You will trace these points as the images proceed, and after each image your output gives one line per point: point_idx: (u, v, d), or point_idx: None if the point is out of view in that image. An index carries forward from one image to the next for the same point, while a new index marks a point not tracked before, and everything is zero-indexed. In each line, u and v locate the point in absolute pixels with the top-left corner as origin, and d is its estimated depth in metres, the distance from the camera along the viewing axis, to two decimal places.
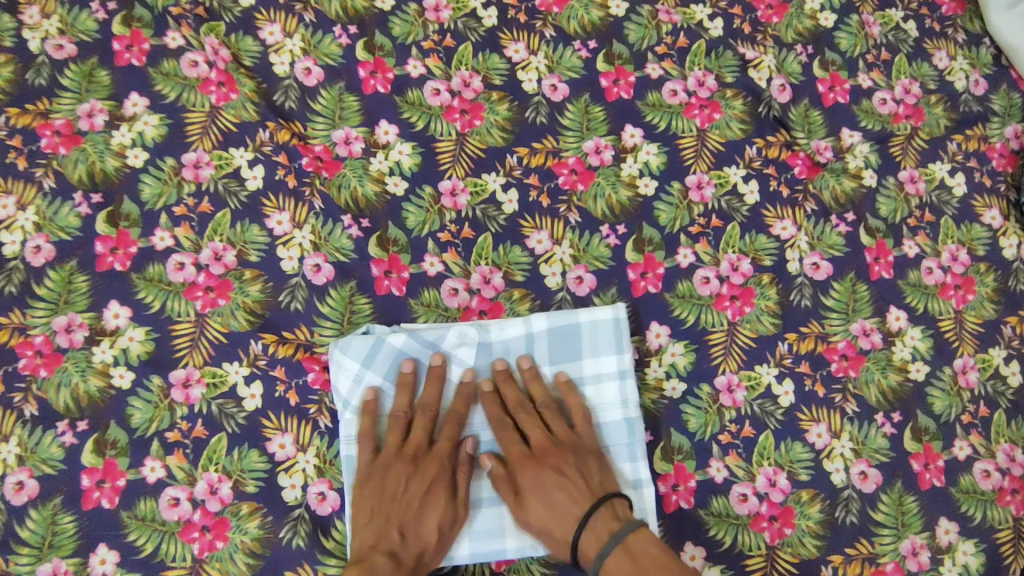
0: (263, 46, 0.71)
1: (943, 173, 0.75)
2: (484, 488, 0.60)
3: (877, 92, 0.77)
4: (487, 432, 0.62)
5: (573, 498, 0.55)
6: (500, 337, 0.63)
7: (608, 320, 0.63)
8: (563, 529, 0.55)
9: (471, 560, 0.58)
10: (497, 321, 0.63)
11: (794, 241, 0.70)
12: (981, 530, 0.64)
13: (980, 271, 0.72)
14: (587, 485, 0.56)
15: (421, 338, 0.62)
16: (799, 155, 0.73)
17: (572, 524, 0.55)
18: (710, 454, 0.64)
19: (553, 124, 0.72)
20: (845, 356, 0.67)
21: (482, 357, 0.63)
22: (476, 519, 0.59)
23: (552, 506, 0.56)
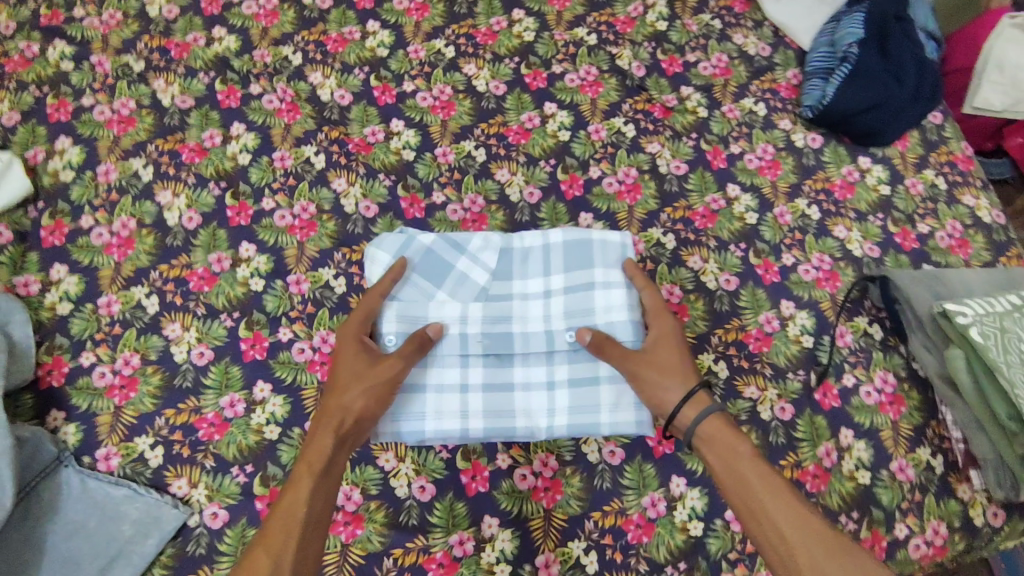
0: (310, 86, 1.12)
1: (750, 104, 1.17)
2: (498, 378, 0.91)
3: (700, 63, 1.20)
4: (501, 326, 0.93)
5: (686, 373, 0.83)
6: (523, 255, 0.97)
7: (617, 243, 0.96)
8: (673, 389, 0.82)
9: (484, 431, 0.88)
10: (517, 236, 0.98)
11: (661, 153, 1.12)
12: (810, 304, 1.02)
13: (783, 157, 1.13)
14: (682, 372, 0.84)
15: (453, 247, 0.96)
16: (655, 105, 1.16)
17: (684, 388, 0.82)
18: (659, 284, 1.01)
19: (500, 108, 1.13)
20: (704, 216, 1.07)
21: (501, 267, 0.97)
22: (491, 400, 0.90)
23: (668, 366, 0.84)
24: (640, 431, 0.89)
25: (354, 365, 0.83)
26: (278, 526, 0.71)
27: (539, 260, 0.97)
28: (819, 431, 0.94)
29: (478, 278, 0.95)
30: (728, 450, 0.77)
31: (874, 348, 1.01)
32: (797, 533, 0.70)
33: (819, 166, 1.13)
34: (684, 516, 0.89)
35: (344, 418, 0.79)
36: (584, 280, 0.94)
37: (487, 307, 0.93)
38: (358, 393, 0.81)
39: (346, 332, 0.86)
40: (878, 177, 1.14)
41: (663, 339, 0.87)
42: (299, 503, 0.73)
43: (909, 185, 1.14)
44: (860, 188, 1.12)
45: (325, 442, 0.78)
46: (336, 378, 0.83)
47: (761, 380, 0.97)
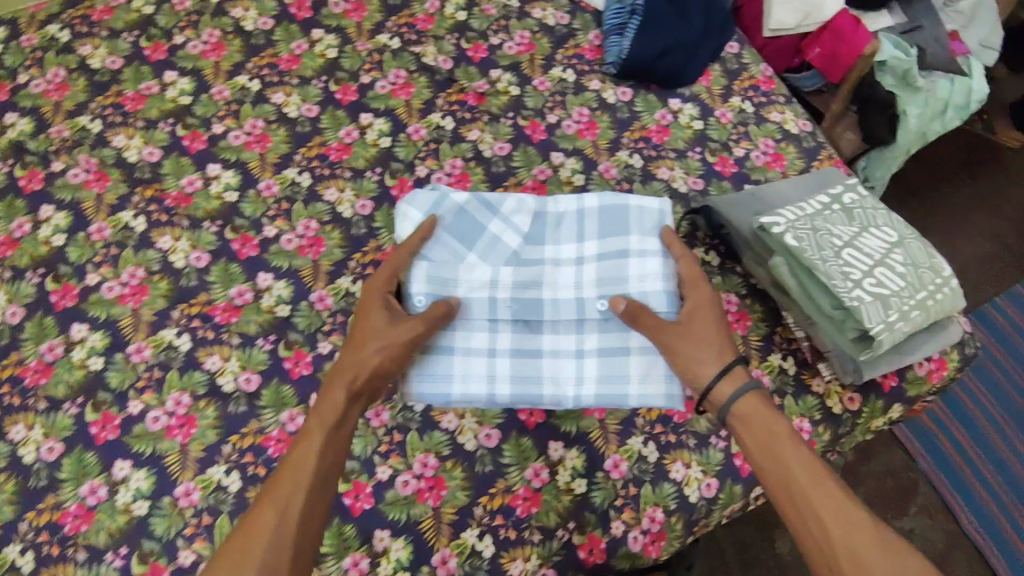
0: (116, 151, 1.09)
1: (560, 73, 1.22)
2: (525, 344, 0.93)
3: (504, 44, 1.24)
4: (530, 292, 0.93)
5: (722, 349, 0.84)
6: (557, 223, 0.97)
7: (655, 208, 0.95)
8: (706, 360, 0.84)
9: (508, 397, 0.91)
10: (552, 200, 0.99)
11: (482, 139, 1.14)
12: None
13: (598, 116, 1.19)
14: (719, 350, 0.85)
15: (485, 208, 0.96)
16: (468, 93, 1.18)
17: (719, 362, 0.84)
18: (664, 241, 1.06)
19: (316, 130, 1.13)
20: (534, 188, 1.11)
21: (534, 233, 0.97)
22: (518, 367, 0.91)
23: (705, 341, 0.85)
24: (671, 404, 0.89)
25: (373, 323, 0.83)
26: (282, 483, 0.74)
27: (572, 228, 0.97)
28: None
29: (509, 242, 0.95)
30: (766, 429, 0.81)
31: (713, 275, 1.06)
32: (830, 513, 0.73)
33: (633, 117, 1.19)
34: (567, 477, 0.92)
35: (360, 373, 0.81)
36: (620, 247, 0.93)
37: (518, 271, 0.93)
38: (372, 354, 0.81)
39: (372, 284, 0.86)
40: (690, 114, 1.20)
41: (700, 309, 0.87)
42: (309, 458, 0.76)
43: (719, 115, 1.21)
44: (675, 129, 1.19)
45: (339, 399, 0.79)
46: (359, 329, 0.83)
47: None
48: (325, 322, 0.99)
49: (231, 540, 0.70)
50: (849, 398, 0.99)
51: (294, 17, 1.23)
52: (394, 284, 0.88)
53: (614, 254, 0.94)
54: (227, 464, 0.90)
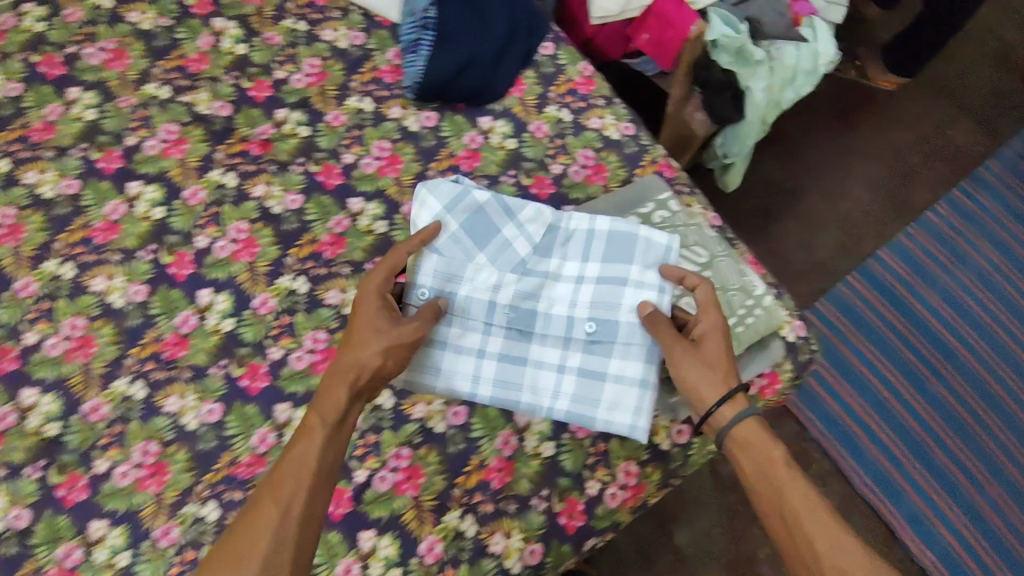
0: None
1: (356, 103, 1.10)
2: (515, 350, 0.95)
3: (291, 77, 1.11)
4: (529, 302, 0.96)
5: (730, 374, 0.85)
6: (568, 240, 0.98)
7: (662, 244, 0.95)
8: (714, 382, 0.84)
9: (489, 397, 0.93)
10: (567, 215, 0.98)
11: (270, 194, 1.03)
12: None
13: (401, 148, 1.08)
14: (727, 373, 0.85)
15: (504, 211, 0.97)
16: (251, 141, 1.06)
17: (725, 386, 0.84)
18: None
19: (78, 210, 1.01)
20: (330, 243, 1.01)
21: (544, 243, 0.98)
22: (504, 369, 0.94)
23: (712, 361, 0.85)
24: (633, 433, 0.90)
25: (376, 321, 0.84)
26: (281, 486, 0.75)
27: (581, 245, 0.98)
28: (493, 423, 0.93)
29: (518, 247, 0.97)
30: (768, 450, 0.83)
31: None
32: (816, 527, 0.78)
33: (440, 144, 1.09)
34: (379, 570, 0.85)
35: (361, 372, 0.81)
36: (618, 274, 0.95)
37: (521, 282, 0.96)
38: (373, 355, 0.82)
39: (368, 280, 0.87)
40: (502, 133, 1.11)
41: (713, 333, 0.86)
42: (305, 461, 0.77)
43: (534, 130, 1.12)
44: (486, 151, 1.09)
45: (341, 396, 0.81)
46: (354, 328, 0.84)
47: (425, 395, 0.94)
48: (102, 434, 0.90)
49: (231, 542, 0.73)
50: (676, 431, 0.94)
51: (45, 76, 1.09)
52: (391, 283, 0.88)
53: (612, 279, 0.96)
54: None
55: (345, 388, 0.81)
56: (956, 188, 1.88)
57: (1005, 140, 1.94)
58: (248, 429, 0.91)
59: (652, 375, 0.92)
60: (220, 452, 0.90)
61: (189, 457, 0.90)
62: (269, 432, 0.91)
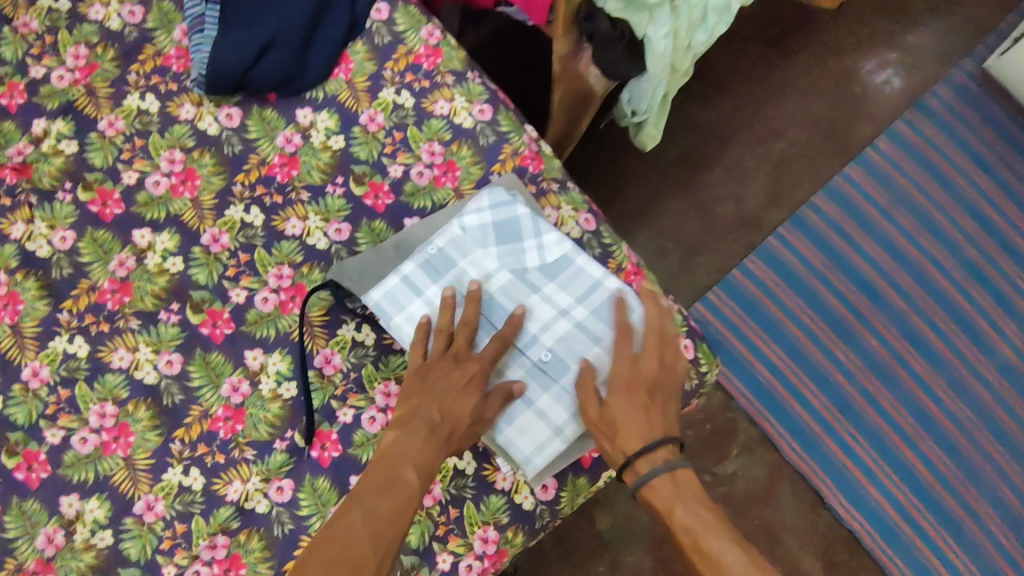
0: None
1: (136, 103, 0.90)
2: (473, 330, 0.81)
3: (52, 74, 0.91)
4: (507, 300, 0.81)
5: (636, 429, 0.71)
6: (571, 275, 0.82)
7: None
8: (618, 444, 0.72)
9: None
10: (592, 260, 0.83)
11: (32, 232, 0.85)
12: (281, 339, 0.83)
13: (197, 158, 0.88)
14: (629, 430, 0.72)
15: (538, 226, 0.83)
16: (6, 167, 0.87)
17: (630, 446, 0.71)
18: (365, 320, 0.84)
19: None
20: (114, 290, 0.83)
21: (558, 265, 0.83)
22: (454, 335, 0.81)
23: (616, 424, 0.72)
24: (527, 466, 0.77)
25: (468, 395, 0.72)
26: (377, 542, 0.63)
27: (585, 285, 0.82)
28: (323, 497, 0.78)
29: (527, 254, 0.83)
30: (694, 510, 0.69)
31: (367, 359, 0.83)
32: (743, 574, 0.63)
33: (249, 148, 0.90)
34: None
35: (455, 435, 0.71)
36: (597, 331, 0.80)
37: (512, 287, 0.82)
38: (474, 418, 0.71)
39: (459, 346, 0.74)
40: (325, 129, 0.91)
41: (620, 391, 0.73)
42: (400, 520, 0.65)
43: (366, 122, 0.91)
44: (305, 155, 0.90)
45: (436, 460, 0.69)
46: (441, 394, 0.71)
47: (241, 471, 0.79)
48: None
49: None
50: (541, 486, 0.81)
51: None
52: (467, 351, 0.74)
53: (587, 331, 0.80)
54: None
55: (442, 448, 0.70)
56: (898, 120, 1.67)
57: (954, 60, 1.71)
58: (31, 529, 0.77)
59: (574, 427, 0.78)
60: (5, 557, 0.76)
61: None
62: (56, 531, 0.77)
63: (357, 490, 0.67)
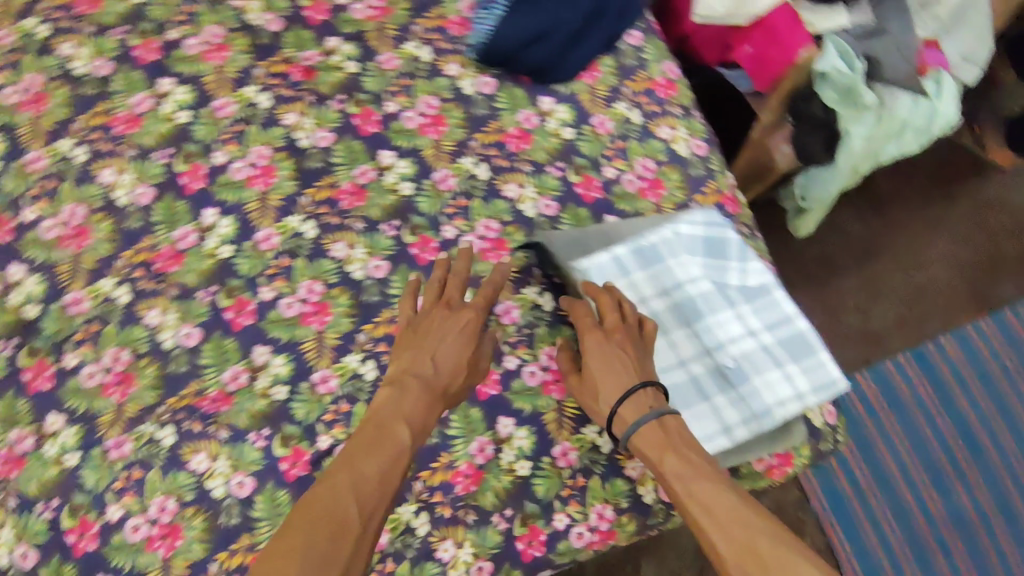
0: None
1: (414, 49, 1.02)
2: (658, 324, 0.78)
3: (353, 5, 1.03)
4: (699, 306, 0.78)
5: (613, 388, 0.71)
6: (765, 305, 0.79)
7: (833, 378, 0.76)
8: (603, 406, 0.73)
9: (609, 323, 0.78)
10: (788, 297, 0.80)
11: (300, 124, 0.96)
12: (473, 280, 0.92)
13: (449, 108, 0.99)
14: (608, 391, 0.72)
15: (745, 254, 0.82)
16: (293, 65, 0.99)
17: (608, 408, 0.71)
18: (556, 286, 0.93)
19: (104, 93, 0.96)
20: (350, 193, 0.94)
21: (754, 291, 0.80)
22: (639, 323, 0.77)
23: (595, 388, 0.73)
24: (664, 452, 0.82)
25: (456, 346, 0.78)
26: (364, 507, 0.61)
27: (776, 316, 0.78)
28: (473, 425, 0.86)
29: (729, 271, 0.81)
30: (687, 456, 0.66)
31: (542, 321, 0.91)
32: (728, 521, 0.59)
33: (494, 114, 1.00)
34: None
35: (440, 387, 0.76)
36: (779, 359, 0.76)
37: (706, 296, 0.79)
38: (460, 372, 0.78)
39: (457, 304, 0.82)
40: (561, 119, 1.01)
41: (596, 354, 0.73)
42: (389, 475, 0.65)
43: (596, 124, 1.01)
44: (538, 135, 0.99)
45: (423, 402, 0.73)
46: (435, 344, 0.77)
47: None
48: (77, 328, 0.87)
49: (312, 541, 0.55)
50: None
51: None
52: (460, 302, 0.82)
53: (768, 358, 0.76)
54: None
55: (432, 401, 0.74)
56: None
57: None
58: (222, 364, 0.87)
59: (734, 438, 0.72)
60: (191, 378, 0.86)
61: (158, 374, 0.86)
62: (241, 372, 0.86)
63: (343, 457, 0.66)
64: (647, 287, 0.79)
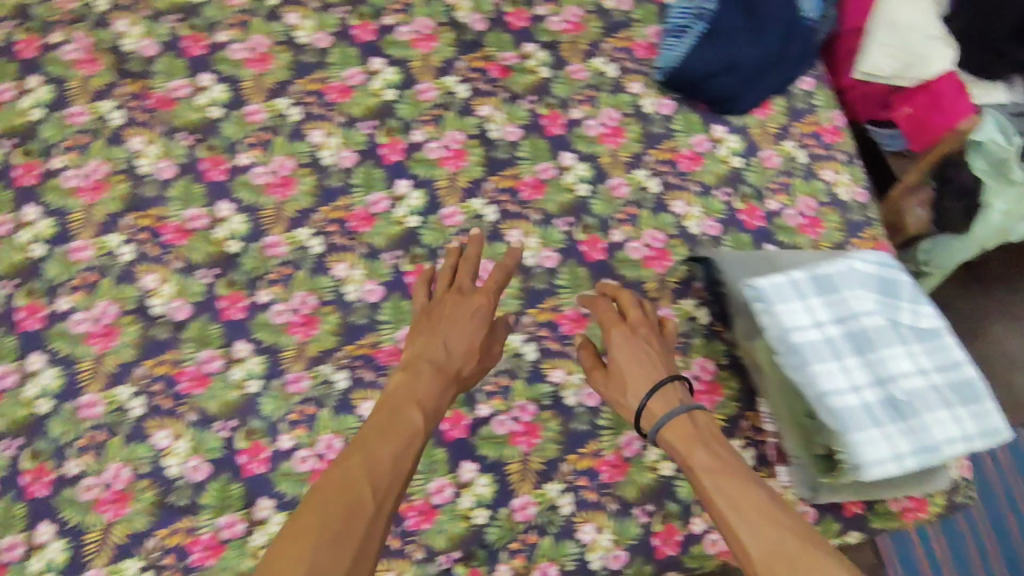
0: (121, 53, 1.02)
1: (602, 64, 1.08)
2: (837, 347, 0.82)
3: (549, 18, 1.10)
4: (876, 339, 0.83)
5: (646, 376, 0.80)
6: (934, 348, 0.84)
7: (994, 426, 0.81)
8: (634, 397, 0.80)
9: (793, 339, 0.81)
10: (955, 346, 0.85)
11: (492, 117, 1.03)
12: (635, 283, 0.96)
13: (628, 123, 1.05)
14: (642, 382, 0.80)
15: (917, 299, 0.87)
16: (493, 63, 1.06)
17: (638, 397, 0.80)
18: (715, 300, 0.97)
19: (321, 62, 1.04)
20: (531, 186, 1.00)
21: (925, 334, 0.85)
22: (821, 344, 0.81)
23: (627, 379, 0.81)
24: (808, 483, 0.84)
25: (462, 329, 0.83)
26: (375, 480, 0.64)
27: (944, 360, 0.83)
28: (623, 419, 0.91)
29: (902, 311, 0.86)
30: (714, 450, 0.74)
31: (697, 333, 0.95)
32: (759, 515, 0.67)
33: (669, 134, 1.05)
34: (468, 504, 0.86)
35: (448, 369, 0.79)
36: (948, 400, 0.81)
37: (882, 330, 0.83)
38: (467, 355, 0.82)
39: (469, 292, 0.86)
40: (731, 147, 1.06)
41: (626, 346, 0.83)
42: (401, 459, 0.68)
43: (763, 158, 1.06)
44: (708, 160, 1.05)
45: (434, 386, 0.77)
46: (448, 328, 0.82)
47: (568, 363, 0.93)
48: (272, 269, 0.94)
49: (325, 518, 0.59)
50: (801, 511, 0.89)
51: None
52: (468, 290, 0.87)
53: (937, 397, 0.81)
54: (135, 387, 0.88)
55: (443, 385, 0.78)
56: None
57: None
58: (398, 322, 0.93)
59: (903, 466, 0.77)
60: (367, 330, 0.92)
61: (339, 322, 0.92)
62: None
63: (362, 436, 0.69)
64: (824, 313, 0.83)
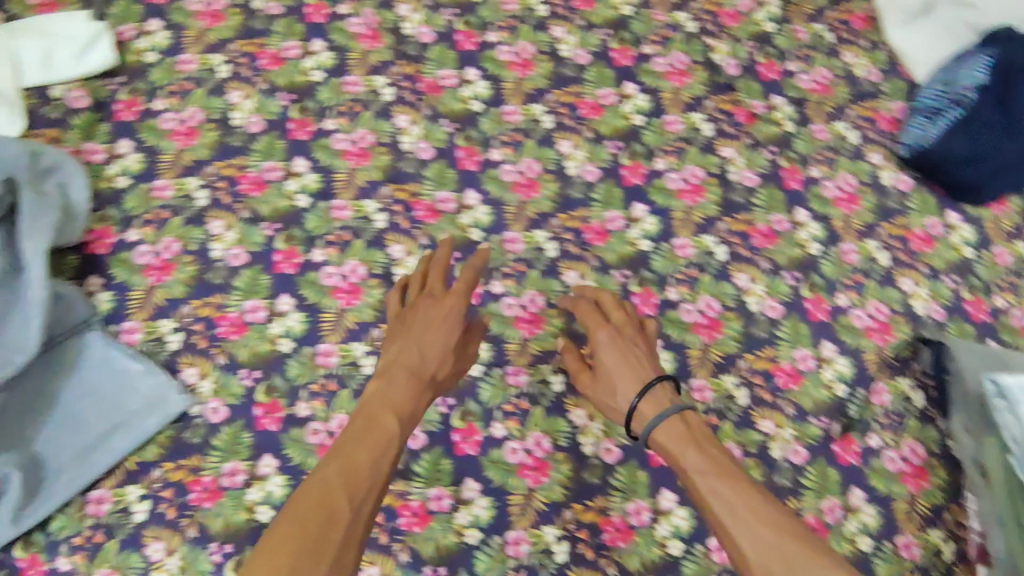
0: (401, 35, 1.08)
1: (844, 129, 1.09)
2: None
3: (798, 74, 1.12)
4: None
5: (635, 375, 0.80)
6: None
7: None
8: (620, 402, 0.81)
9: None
10: None
11: (734, 160, 1.05)
12: (853, 351, 0.96)
13: (865, 192, 1.06)
14: (633, 383, 0.81)
15: None
16: (741, 109, 1.09)
17: (626, 401, 0.80)
18: (936, 385, 0.96)
19: (580, 78, 1.08)
20: (763, 235, 1.01)
21: None
22: None
23: (615, 378, 0.82)
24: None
25: (442, 332, 0.81)
26: (349, 488, 0.64)
27: None
28: (829, 484, 0.89)
29: None
30: (702, 451, 0.74)
31: (912, 413, 0.94)
32: (745, 512, 0.68)
33: (903, 210, 1.05)
34: (666, 532, 0.87)
35: (425, 373, 0.78)
36: None
37: None
38: (443, 360, 0.80)
39: (444, 295, 0.84)
40: (963, 236, 1.05)
41: (613, 346, 0.83)
42: (379, 464, 0.68)
43: (995, 253, 1.05)
44: (940, 244, 1.04)
45: (403, 391, 0.75)
46: (422, 331, 0.81)
47: (779, 416, 0.92)
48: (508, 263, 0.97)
49: (302, 527, 0.59)
50: None
51: None
52: (440, 290, 0.86)
53: None
54: (369, 346, 0.92)
55: (419, 389, 0.77)
56: None
57: None
58: None
59: None
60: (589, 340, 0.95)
61: (562, 326, 0.95)
62: None
63: (336, 446, 0.68)
64: None
